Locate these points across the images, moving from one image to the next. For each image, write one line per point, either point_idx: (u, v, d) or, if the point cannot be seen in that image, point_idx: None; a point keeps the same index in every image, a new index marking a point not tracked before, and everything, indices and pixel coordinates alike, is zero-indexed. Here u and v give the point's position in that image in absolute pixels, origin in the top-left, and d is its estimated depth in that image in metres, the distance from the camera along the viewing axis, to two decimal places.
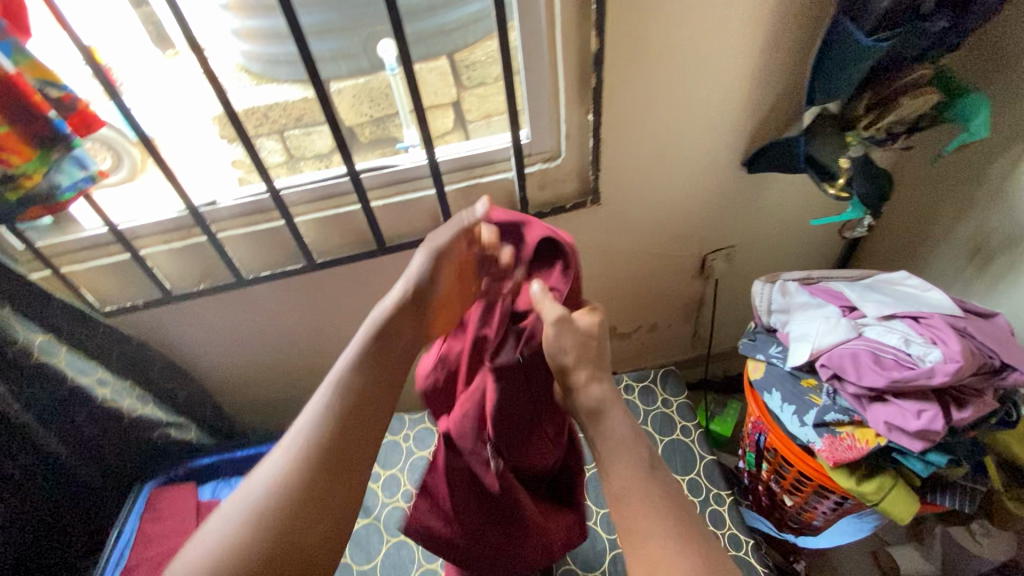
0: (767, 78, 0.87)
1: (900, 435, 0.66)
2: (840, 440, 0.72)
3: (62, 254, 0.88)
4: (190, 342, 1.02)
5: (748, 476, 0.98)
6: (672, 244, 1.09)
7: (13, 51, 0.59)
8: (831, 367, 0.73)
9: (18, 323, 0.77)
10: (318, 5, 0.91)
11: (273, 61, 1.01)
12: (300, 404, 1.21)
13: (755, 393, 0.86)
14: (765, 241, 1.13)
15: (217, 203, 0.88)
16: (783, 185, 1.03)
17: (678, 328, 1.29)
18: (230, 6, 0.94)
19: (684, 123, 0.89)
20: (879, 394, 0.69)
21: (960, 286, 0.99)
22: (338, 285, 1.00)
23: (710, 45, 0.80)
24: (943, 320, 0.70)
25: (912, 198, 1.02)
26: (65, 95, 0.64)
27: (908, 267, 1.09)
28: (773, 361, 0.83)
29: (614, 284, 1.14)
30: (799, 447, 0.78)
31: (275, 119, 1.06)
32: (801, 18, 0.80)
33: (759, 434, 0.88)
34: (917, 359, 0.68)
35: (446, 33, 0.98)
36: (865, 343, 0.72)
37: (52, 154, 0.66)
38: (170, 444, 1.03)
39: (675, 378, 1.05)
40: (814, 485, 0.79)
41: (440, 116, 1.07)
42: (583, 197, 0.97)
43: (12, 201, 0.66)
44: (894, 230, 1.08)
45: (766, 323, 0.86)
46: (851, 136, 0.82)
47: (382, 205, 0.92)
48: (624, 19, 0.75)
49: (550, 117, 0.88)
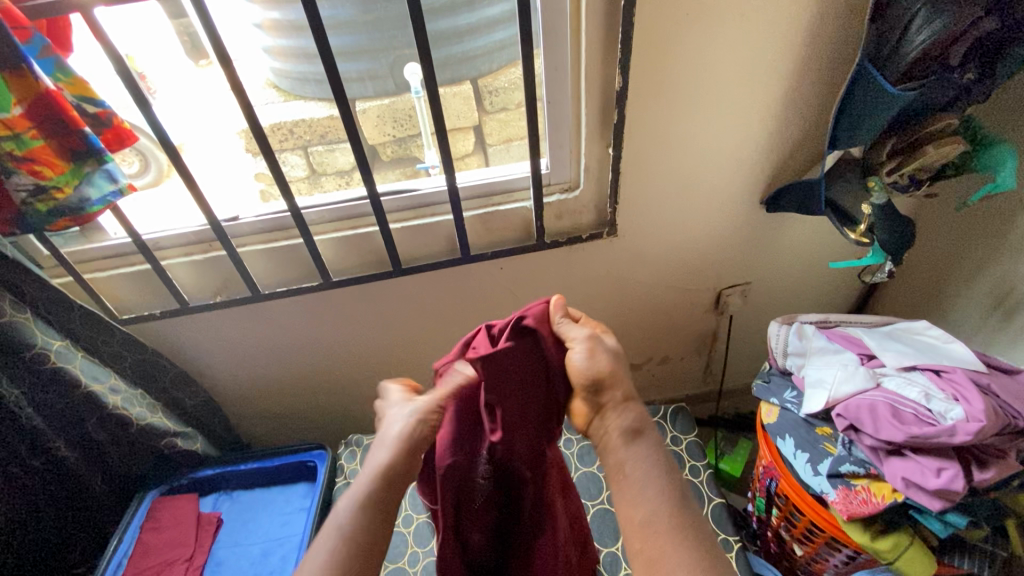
0: (790, 120, 0.87)
1: (918, 493, 0.64)
2: (855, 493, 0.70)
3: (87, 262, 0.90)
4: (201, 352, 1.03)
5: (758, 521, 0.95)
6: (687, 277, 1.08)
7: (56, 68, 0.64)
8: (847, 417, 0.71)
9: (38, 329, 0.80)
10: (348, 27, 0.92)
11: (301, 78, 1.01)
12: (306, 418, 1.21)
13: (767, 436, 0.85)
14: (783, 279, 1.12)
15: (239, 218, 0.90)
16: (804, 225, 1.02)
17: (689, 362, 1.27)
18: (263, 24, 0.94)
19: (704, 160, 0.90)
20: (897, 448, 0.67)
21: (981, 338, 0.96)
22: (351, 303, 1.00)
23: (733, 86, 0.81)
24: (965, 375, 0.69)
25: (936, 244, 1.00)
26: (101, 111, 0.68)
27: (929, 314, 1.06)
28: (788, 406, 0.82)
29: (626, 315, 1.13)
30: (811, 496, 0.76)
31: (300, 135, 1.11)
32: (828, 62, 0.80)
33: (769, 480, 0.86)
34: (937, 416, 0.66)
35: (472, 59, 0.99)
36: (884, 395, 0.70)
37: (85, 167, 0.67)
38: (176, 454, 1.00)
39: (685, 416, 1.04)
40: (825, 537, 0.77)
41: (461, 139, 1.10)
42: (599, 228, 0.97)
43: (42, 211, 0.68)
44: (917, 277, 1.06)
45: (782, 366, 0.86)
46: (873, 181, 0.81)
47: (401, 227, 0.93)
48: (648, 56, 0.76)
49: (571, 149, 0.89)
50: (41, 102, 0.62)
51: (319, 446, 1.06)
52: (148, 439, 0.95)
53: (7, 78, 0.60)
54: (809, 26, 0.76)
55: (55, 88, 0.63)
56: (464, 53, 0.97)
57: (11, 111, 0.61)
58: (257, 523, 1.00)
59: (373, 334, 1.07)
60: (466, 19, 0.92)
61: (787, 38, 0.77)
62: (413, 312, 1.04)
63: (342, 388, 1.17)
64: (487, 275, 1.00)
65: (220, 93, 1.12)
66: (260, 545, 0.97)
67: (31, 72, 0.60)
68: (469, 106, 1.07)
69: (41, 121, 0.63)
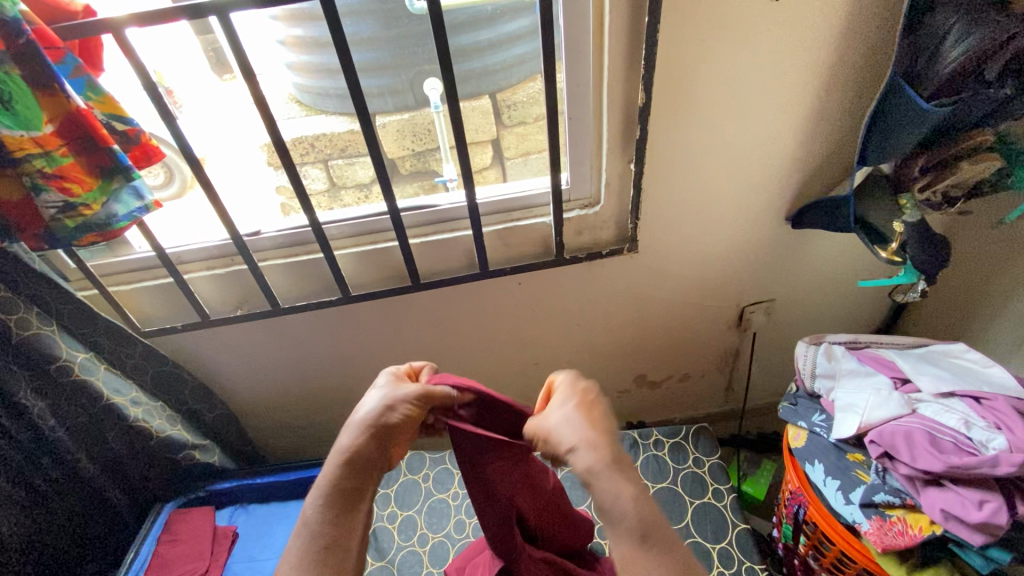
0: (816, 136, 0.85)
1: (958, 526, 0.61)
2: (889, 524, 0.67)
3: (112, 275, 0.92)
4: (221, 365, 1.04)
5: (784, 548, 0.92)
6: (709, 294, 1.06)
7: (87, 87, 0.65)
8: (882, 444, 0.69)
9: (64, 341, 0.81)
10: (370, 44, 0.93)
11: (323, 93, 1.02)
12: (322, 431, 1.21)
13: (794, 461, 0.82)
14: (807, 297, 1.09)
15: (261, 233, 0.91)
16: (829, 242, 1.00)
17: (709, 380, 1.24)
18: (287, 41, 0.95)
19: (727, 176, 0.88)
20: (934, 477, 0.64)
21: (1018, 360, 0.93)
22: (369, 317, 1.00)
23: (759, 103, 0.80)
24: (1007, 403, 0.67)
25: (968, 263, 0.97)
26: (130, 129, 0.69)
27: (962, 333, 1.03)
28: (817, 431, 0.79)
29: (647, 331, 1.11)
30: (843, 526, 0.73)
31: (321, 149, 1.12)
32: (856, 77, 0.79)
33: (797, 506, 0.83)
34: (978, 445, 0.64)
35: (491, 74, 0.99)
36: (921, 421, 0.68)
37: (112, 183, 0.68)
38: (193, 467, 1.00)
39: (707, 437, 1.01)
40: (857, 569, 0.74)
41: (479, 153, 1.10)
42: (620, 244, 0.96)
43: (69, 227, 0.68)
44: (947, 295, 1.03)
45: (809, 388, 0.83)
46: (905, 199, 0.79)
47: (419, 242, 0.92)
48: (672, 71, 0.76)
49: (592, 165, 0.88)
50: (70, 120, 0.63)
51: None
52: (166, 451, 0.95)
53: (37, 95, 0.61)
54: (837, 42, 0.75)
55: (86, 106, 0.64)
56: (483, 68, 0.97)
57: (43, 129, 0.62)
58: (272, 537, 1.00)
59: (390, 349, 1.07)
60: (487, 34, 0.93)
61: (814, 53, 0.76)
62: (431, 328, 1.04)
63: (358, 403, 1.16)
64: (505, 290, 0.99)
65: (243, 106, 1.11)
66: (275, 561, 0.96)
67: (63, 91, 0.62)
68: (488, 120, 1.07)
69: (72, 139, 0.64)
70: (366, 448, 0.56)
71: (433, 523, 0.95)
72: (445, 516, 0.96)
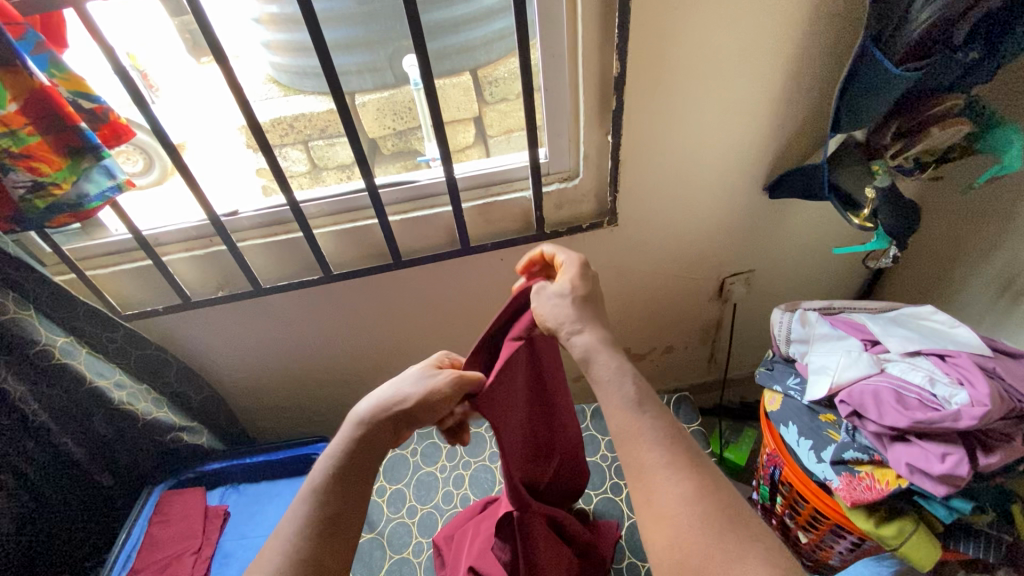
0: (793, 103, 0.85)
1: (922, 478, 0.63)
2: (858, 479, 0.70)
3: (88, 259, 0.91)
4: (206, 347, 1.04)
5: (762, 508, 0.94)
6: (690, 266, 1.07)
7: (50, 64, 0.64)
8: (850, 403, 0.71)
9: (43, 326, 0.80)
10: (345, 20, 0.91)
11: (300, 72, 1.00)
12: (311, 412, 1.22)
13: (770, 424, 0.84)
14: (786, 267, 1.11)
15: (239, 212, 0.90)
16: (806, 212, 1.01)
17: (693, 352, 1.27)
18: (261, 18, 0.93)
19: (704, 146, 0.88)
20: (901, 433, 0.67)
21: (989, 322, 0.95)
22: (352, 296, 1.00)
23: (733, 72, 0.80)
24: (969, 359, 0.69)
25: (943, 228, 0.98)
26: (97, 107, 0.68)
27: (936, 299, 1.05)
28: (791, 394, 0.81)
29: (631, 304, 1.13)
30: (815, 484, 0.76)
31: (300, 129, 1.10)
32: (831, 42, 0.79)
33: (773, 468, 0.85)
34: (942, 401, 0.66)
35: (470, 49, 0.97)
36: (888, 380, 0.70)
37: (82, 163, 0.67)
38: (183, 448, 1.01)
39: (688, 405, 1.03)
40: (830, 524, 0.76)
41: (461, 131, 1.10)
42: (600, 217, 0.96)
43: (40, 208, 0.68)
44: (922, 262, 1.05)
45: (785, 353, 0.85)
46: (876, 165, 0.81)
47: (399, 219, 0.92)
48: (646, 38, 0.75)
49: (570, 138, 0.88)
50: (35, 98, 0.62)
51: (324, 439, 1.06)
52: (153, 433, 0.96)
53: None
54: (812, 6, 0.75)
55: (51, 84, 0.63)
56: (461, 44, 0.96)
57: (7, 107, 0.61)
58: (262, 515, 1.01)
59: (375, 328, 1.07)
60: (462, 9, 0.91)
61: (789, 17, 0.76)
62: (415, 306, 1.05)
63: (345, 382, 1.17)
64: (488, 266, 1.00)
65: (219, 92, 1.13)
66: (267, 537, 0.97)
67: (25, 68, 0.60)
68: (470, 97, 1.07)
69: (37, 117, 0.63)
70: (375, 431, 0.60)
71: (421, 496, 0.97)
72: (432, 488, 0.98)
